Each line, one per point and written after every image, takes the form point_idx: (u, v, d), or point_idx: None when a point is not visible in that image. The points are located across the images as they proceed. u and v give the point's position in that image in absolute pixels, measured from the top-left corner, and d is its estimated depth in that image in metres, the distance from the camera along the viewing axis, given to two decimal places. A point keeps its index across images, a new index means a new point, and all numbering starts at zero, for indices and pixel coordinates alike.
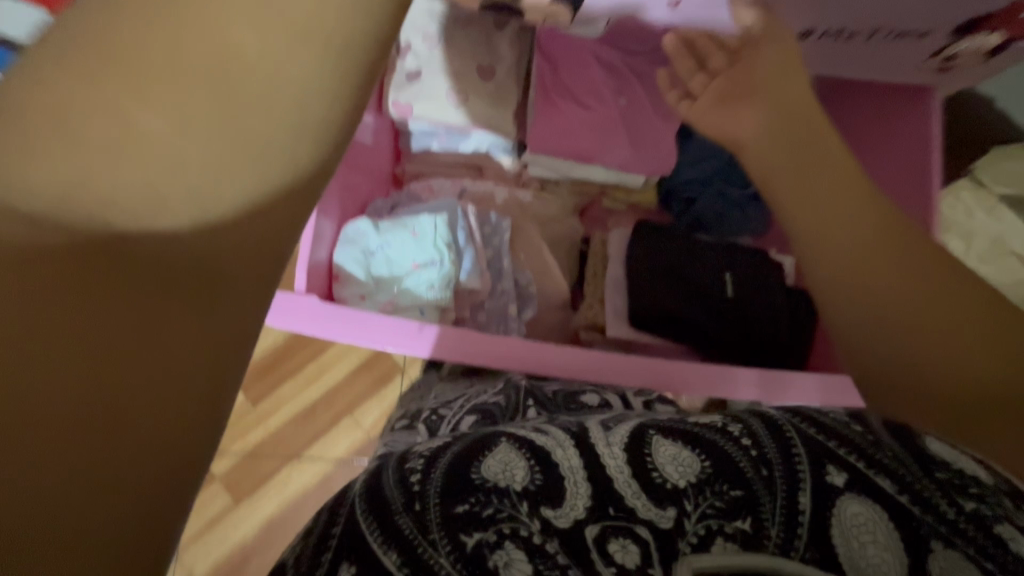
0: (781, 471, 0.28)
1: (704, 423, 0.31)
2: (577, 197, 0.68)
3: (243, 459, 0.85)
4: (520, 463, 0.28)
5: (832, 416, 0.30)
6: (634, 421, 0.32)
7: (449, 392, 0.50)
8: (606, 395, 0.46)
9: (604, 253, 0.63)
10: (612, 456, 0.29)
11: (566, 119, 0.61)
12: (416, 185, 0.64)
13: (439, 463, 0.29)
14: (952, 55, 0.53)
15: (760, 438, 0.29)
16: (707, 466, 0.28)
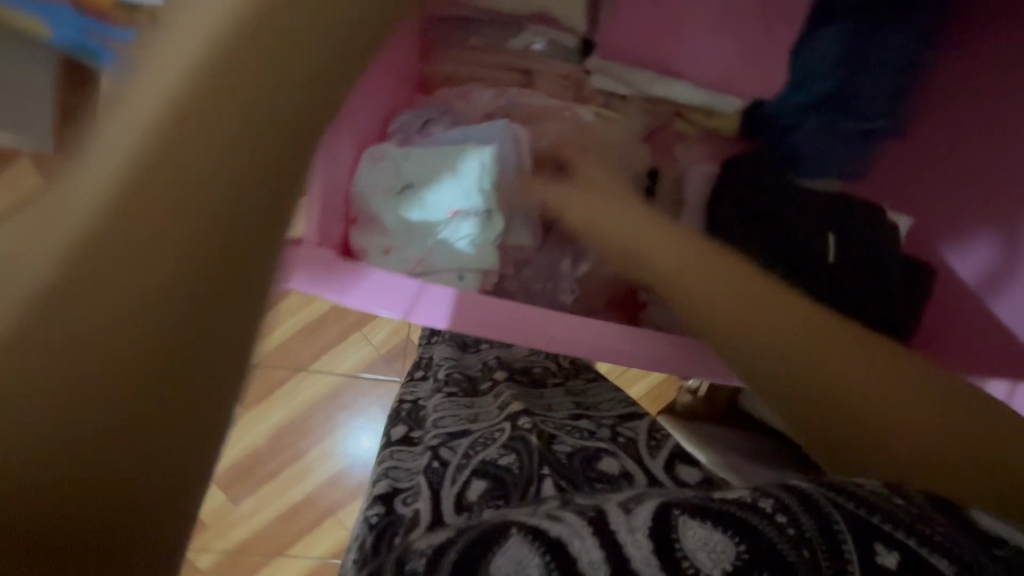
0: (827, 554, 0.29)
1: (732, 501, 0.31)
2: (648, 118, 0.66)
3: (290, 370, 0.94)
4: (533, 559, 0.28)
5: (870, 491, 0.32)
6: (653, 499, 0.32)
7: (456, 424, 0.53)
8: (624, 465, 0.46)
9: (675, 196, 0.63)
10: (637, 545, 0.29)
11: (659, 19, 0.62)
12: (452, 91, 0.64)
13: (444, 560, 0.29)
14: None
15: (797, 515, 0.30)
16: (744, 552, 0.28)
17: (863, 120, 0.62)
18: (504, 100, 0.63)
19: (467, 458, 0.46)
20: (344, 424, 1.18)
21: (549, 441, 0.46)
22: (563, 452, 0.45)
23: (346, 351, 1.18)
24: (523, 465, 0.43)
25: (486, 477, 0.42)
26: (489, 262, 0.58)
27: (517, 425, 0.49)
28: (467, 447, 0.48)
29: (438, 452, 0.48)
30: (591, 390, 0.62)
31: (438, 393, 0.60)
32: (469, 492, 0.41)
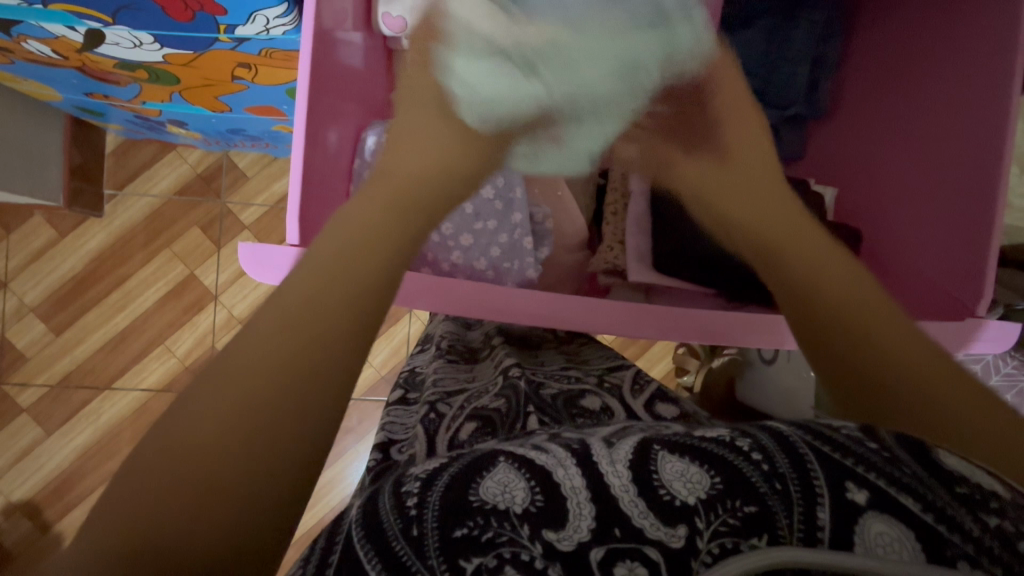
0: (797, 485, 0.31)
1: (717, 442, 0.34)
2: None
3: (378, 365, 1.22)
4: (519, 484, 0.34)
5: (847, 433, 0.33)
6: (638, 437, 0.37)
7: (451, 383, 0.59)
8: (606, 400, 0.52)
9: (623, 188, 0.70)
10: (618, 474, 0.34)
11: None
12: None
13: (437, 485, 0.35)
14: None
15: (772, 454, 0.33)
16: (718, 483, 0.32)
17: (784, 109, 0.76)
18: None
19: (461, 409, 0.53)
20: (353, 448, 1.22)
21: (537, 387, 0.52)
22: (548, 394, 0.52)
23: None
24: (512, 408, 0.50)
25: (477, 419, 0.50)
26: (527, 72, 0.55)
27: (512, 374, 0.54)
28: (463, 400, 0.55)
29: (435, 406, 0.54)
30: (584, 349, 0.66)
31: (440, 359, 0.65)
32: (461, 432, 0.49)
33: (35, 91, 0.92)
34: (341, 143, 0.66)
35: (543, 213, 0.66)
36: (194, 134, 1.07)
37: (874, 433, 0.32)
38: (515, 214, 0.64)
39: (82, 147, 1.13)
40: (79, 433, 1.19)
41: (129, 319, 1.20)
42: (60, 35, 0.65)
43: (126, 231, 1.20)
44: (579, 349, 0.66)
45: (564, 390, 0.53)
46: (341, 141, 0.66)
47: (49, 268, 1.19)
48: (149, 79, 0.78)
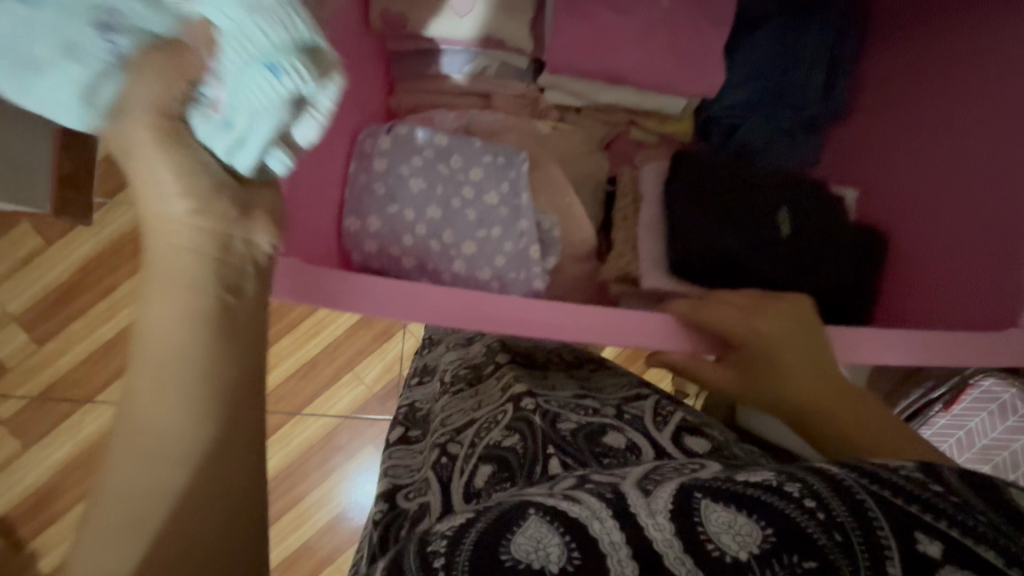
0: (861, 537, 0.30)
1: (761, 487, 0.32)
2: (605, 131, 0.74)
3: (371, 383, 1.18)
4: (553, 539, 0.30)
5: (909, 478, 0.32)
6: (674, 482, 0.34)
7: (461, 419, 0.56)
8: (631, 436, 0.48)
9: (634, 193, 0.69)
10: (659, 527, 0.31)
11: (593, 30, 0.66)
12: (417, 116, 0.67)
13: (464, 544, 0.30)
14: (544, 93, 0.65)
15: (827, 500, 0.31)
16: (771, 535, 0.30)
17: (796, 113, 0.74)
18: (464, 122, 0.67)
19: (473, 448, 0.50)
20: (342, 469, 1.17)
21: (553, 420, 0.48)
22: (566, 429, 0.47)
23: (338, 393, 1.18)
24: (530, 445, 0.46)
25: (493, 461, 0.46)
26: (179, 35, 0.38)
27: (523, 405, 0.50)
28: (474, 436, 0.51)
29: (447, 448, 0.52)
30: (595, 375, 0.62)
31: (449, 395, 0.63)
32: (476, 479, 0.45)
33: None
34: (336, 143, 0.61)
35: (550, 222, 0.63)
36: None
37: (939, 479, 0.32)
38: (521, 220, 0.61)
39: (72, 154, 1.10)
40: (58, 448, 1.15)
41: (114, 331, 1.16)
42: None
43: (115, 241, 1.16)
44: (591, 375, 0.62)
45: (583, 423, 0.49)
46: (337, 139, 0.61)
47: (33, 277, 1.15)
48: None
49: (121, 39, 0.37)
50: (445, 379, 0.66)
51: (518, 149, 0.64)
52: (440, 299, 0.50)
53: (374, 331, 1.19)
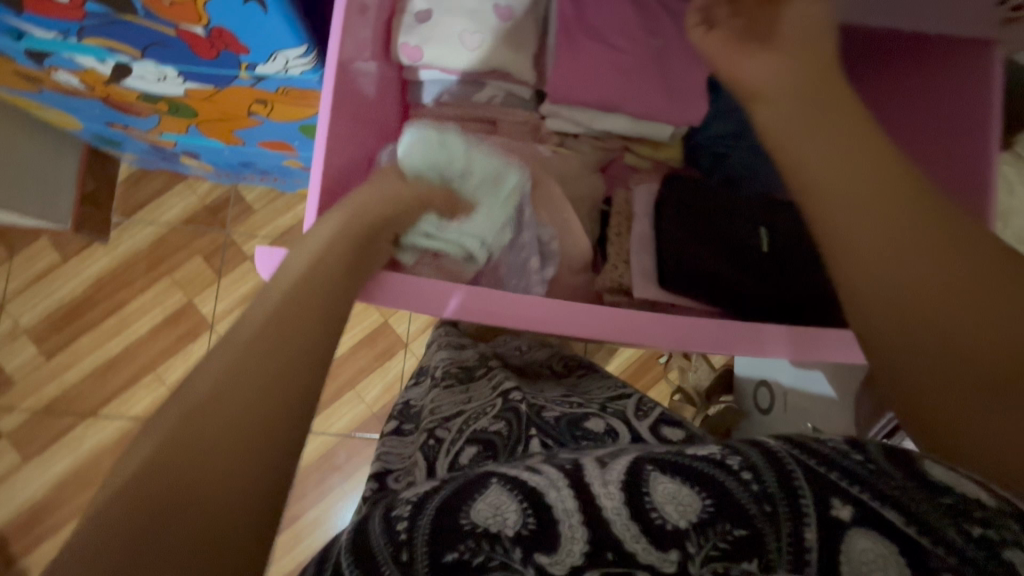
0: (785, 504, 0.33)
1: (706, 459, 0.36)
2: (600, 154, 0.80)
3: (371, 401, 1.20)
4: (509, 508, 0.36)
5: (836, 446, 0.36)
6: (630, 455, 0.38)
7: (445, 407, 0.60)
8: (609, 422, 0.53)
9: (629, 211, 0.73)
10: (609, 496, 0.35)
11: (591, 61, 0.73)
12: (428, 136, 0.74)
13: (426, 510, 0.36)
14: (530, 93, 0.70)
15: (760, 471, 0.35)
16: (709, 504, 0.34)
17: None
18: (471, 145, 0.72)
19: (460, 432, 0.54)
20: (339, 489, 1.18)
21: (539, 411, 0.55)
22: (551, 418, 0.54)
23: (339, 411, 1.20)
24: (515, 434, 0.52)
25: (478, 444, 0.51)
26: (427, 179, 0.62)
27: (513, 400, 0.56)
28: (462, 423, 0.56)
29: (435, 432, 0.56)
30: (584, 381, 0.66)
31: (439, 386, 0.65)
32: (462, 456, 0.50)
33: (57, 120, 0.95)
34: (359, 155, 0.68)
35: (549, 234, 0.69)
36: (204, 166, 1.10)
37: (861, 447, 0.35)
38: (522, 234, 0.68)
39: (94, 174, 1.15)
40: (57, 462, 1.16)
41: (122, 346, 1.19)
42: (89, 67, 0.68)
43: (128, 258, 1.20)
44: (580, 380, 0.67)
45: (567, 412, 0.55)
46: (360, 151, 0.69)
47: (46, 291, 1.18)
48: (167, 111, 0.81)
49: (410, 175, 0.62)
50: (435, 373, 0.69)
51: (522, 170, 0.70)
52: (456, 302, 0.56)
53: (376, 349, 1.22)
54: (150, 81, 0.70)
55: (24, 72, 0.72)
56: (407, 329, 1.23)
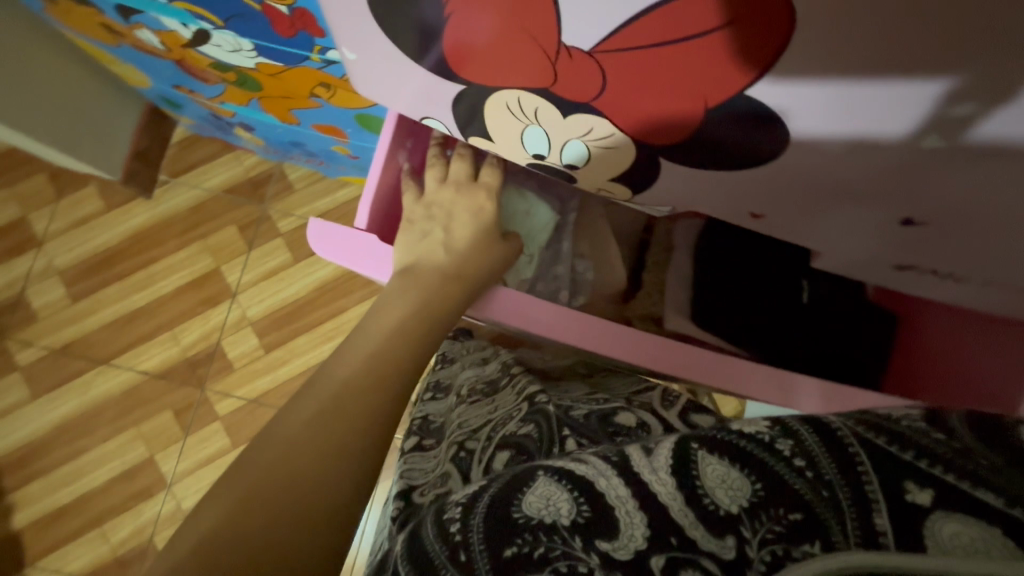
0: (846, 493, 0.41)
1: (761, 449, 0.44)
2: None
3: None
4: (558, 503, 0.44)
5: (913, 428, 0.44)
6: (672, 442, 0.46)
7: (475, 413, 0.63)
8: (638, 416, 0.57)
9: (667, 242, 0.71)
10: (662, 481, 0.44)
11: None
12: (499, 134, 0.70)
13: (475, 517, 0.45)
14: (600, 136, 0.47)
15: (815, 462, 0.43)
16: (760, 490, 0.42)
17: None
18: None
19: (490, 440, 0.57)
20: None
21: (567, 409, 0.58)
22: (579, 415, 0.57)
23: None
24: (546, 431, 0.55)
25: (511, 446, 0.54)
26: (514, 204, 0.67)
27: (539, 403, 0.59)
28: (489, 431, 0.58)
29: (464, 443, 0.58)
30: (609, 380, 0.68)
31: (466, 403, 0.66)
32: (496, 461, 0.53)
33: (128, 75, 0.99)
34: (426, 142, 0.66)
35: (585, 265, 0.70)
36: (255, 140, 1.13)
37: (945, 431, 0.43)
38: (557, 267, 0.70)
39: (152, 132, 1.19)
40: (62, 404, 1.17)
41: (145, 300, 1.21)
42: (172, 29, 0.71)
43: (167, 217, 1.23)
44: (606, 379, 0.69)
45: (595, 410, 0.59)
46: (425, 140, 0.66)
47: (85, 236, 1.22)
48: (235, 82, 0.84)
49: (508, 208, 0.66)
50: (460, 389, 0.70)
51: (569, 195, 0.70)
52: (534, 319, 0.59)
53: None
54: (226, 50, 0.73)
55: (109, 26, 0.76)
56: None
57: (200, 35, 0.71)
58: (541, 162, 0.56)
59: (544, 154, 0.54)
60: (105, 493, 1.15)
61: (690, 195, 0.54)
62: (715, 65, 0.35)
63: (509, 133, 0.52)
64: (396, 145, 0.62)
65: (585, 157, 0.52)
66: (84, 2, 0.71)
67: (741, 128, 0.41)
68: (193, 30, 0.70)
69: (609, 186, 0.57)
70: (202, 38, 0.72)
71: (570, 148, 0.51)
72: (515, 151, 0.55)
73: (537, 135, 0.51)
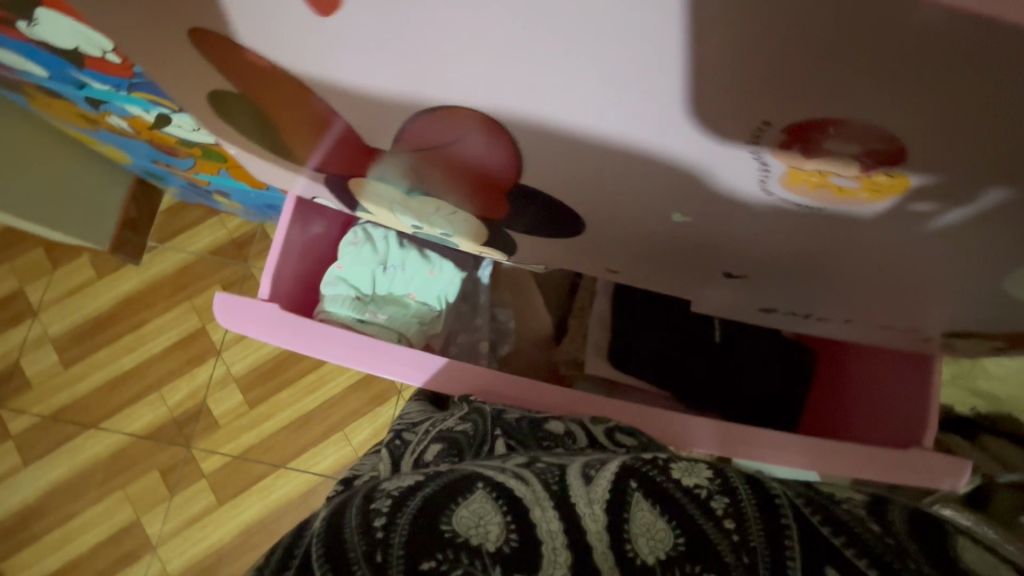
0: (763, 561, 0.41)
1: (693, 506, 0.43)
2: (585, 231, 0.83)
3: (352, 448, 1.21)
4: (492, 524, 0.40)
5: (847, 514, 0.44)
6: (609, 477, 0.45)
7: (415, 416, 0.63)
8: (569, 425, 0.54)
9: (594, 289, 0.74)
10: (593, 517, 0.42)
11: None
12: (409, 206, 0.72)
13: (400, 516, 0.41)
14: (452, 212, 0.54)
15: (745, 529, 0.42)
16: (680, 545, 0.41)
17: None
18: None
19: (425, 434, 0.56)
20: None
21: (501, 411, 0.56)
22: (513, 418, 0.55)
23: (324, 451, 1.21)
24: (478, 432, 0.54)
25: (443, 441, 0.53)
26: (418, 266, 0.68)
27: (478, 404, 0.57)
28: (426, 428, 0.58)
29: (402, 433, 0.58)
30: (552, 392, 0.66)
31: (409, 399, 0.68)
32: (427, 454, 0.53)
33: (110, 154, 1.06)
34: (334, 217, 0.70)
35: (506, 314, 0.74)
36: (234, 204, 1.20)
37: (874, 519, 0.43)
38: (478, 319, 0.72)
39: (138, 202, 1.26)
40: (53, 469, 1.20)
41: (132, 363, 1.25)
42: (136, 115, 0.77)
43: (154, 281, 1.29)
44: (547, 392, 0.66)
45: (529, 415, 0.56)
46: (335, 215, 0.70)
47: (76, 305, 1.27)
48: (200, 155, 0.89)
49: (412, 272, 0.68)
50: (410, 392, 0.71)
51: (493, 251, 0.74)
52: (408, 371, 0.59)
53: (368, 394, 1.23)
54: (186, 130, 0.78)
55: (83, 114, 0.83)
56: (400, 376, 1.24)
57: (163, 119, 0.77)
58: (419, 231, 0.62)
59: (417, 224, 0.60)
60: (91, 558, 1.16)
61: (562, 257, 0.60)
62: (498, 151, 0.41)
63: (379, 208, 0.58)
64: (309, 214, 0.67)
65: (453, 229, 0.59)
66: (57, 96, 0.78)
67: (560, 208, 0.48)
68: (157, 116, 0.76)
69: (487, 249, 0.63)
70: (166, 122, 0.78)
71: (435, 220, 0.57)
72: (392, 221, 0.62)
73: (400, 209, 0.57)
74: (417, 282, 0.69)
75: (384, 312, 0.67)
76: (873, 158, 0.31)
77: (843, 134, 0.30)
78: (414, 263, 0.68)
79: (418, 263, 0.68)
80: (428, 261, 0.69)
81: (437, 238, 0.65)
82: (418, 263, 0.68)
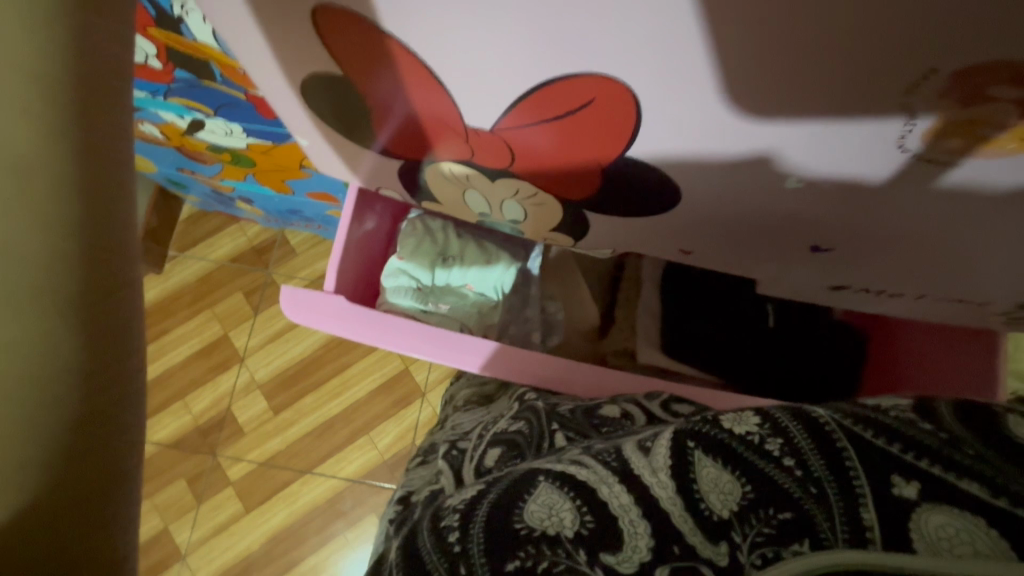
0: (834, 488, 0.38)
1: (752, 452, 0.41)
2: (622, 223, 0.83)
3: (379, 450, 1.21)
4: (563, 512, 0.41)
5: (894, 416, 0.40)
6: (665, 442, 0.44)
7: (464, 423, 0.63)
8: (624, 408, 0.55)
9: (637, 279, 0.74)
10: (662, 485, 0.41)
11: None
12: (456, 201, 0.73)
13: (472, 524, 0.42)
14: (530, 194, 0.56)
15: (804, 459, 0.39)
16: (750, 494, 0.39)
17: None
18: None
19: (481, 439, 0.56)
20: (342, 534, 1.18)
21: (554, 406, 0.57)
22: (566, 410, 0.56)
23: (351, 454, 1.21)
24: (535, 428, 0.54)
25: (501, 444, 0.53)
26: (476, 260, 0.70)
27: (529, 400, 0.58)
28: (480, 433, 0.57)
29: (456, 443, 0.58)
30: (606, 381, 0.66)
31: (460, 410, 0.68)
32: (486, 459, 0.52)
33: (136, 163, 1.06)
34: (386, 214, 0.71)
35: (555, 305, 0.73)
36: (256, 211, 1.20)
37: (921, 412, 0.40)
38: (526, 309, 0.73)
39: (161, 211, 1.27)
40: None
41: (158, 372, 1.25)
42: (170, 121, 0.78)
43: (179, 289, 1.29)
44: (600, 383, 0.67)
45: (581, 405, 0.57)
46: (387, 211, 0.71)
47: None
48: (231, 160, 0.90)
49: (470, 265, 0.70)
50: (459, 399, 0.71)
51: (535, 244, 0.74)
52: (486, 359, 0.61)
53: (394, 396, 1.23)
54: (221, 135, 0.79)
55: None
56: (427, 376, 1.24)
57: (197, 125, 0.77)
58: (487, 217, 0.64)
59: (487, 210, 0.63)
60: None
61: (621, 238, 0.61)
62: (613, 115, 0.41)
63: (453, 195, 0.61)
64: (363, 210, 0.67)
65: (523, 213, 0.61)
66: None
67: (646, 177, 0.49)
68: (191, 122, 0.76)
69: (552, 235, 0.65)
70: (200, 127, 0.78)
71: (509, 203, 0.59)
72: (459, 209, 0.64)
73: (475, 194, 0.59)
74: (472, 274, 0.70)
75: (443, 303, 0.69)
76: (1022, 91, 0.31)
77: (980, 80, 0.31)
78: (472, 257, 0.70)
79: (476, 256, 0.71)
80: (484, 255, 0.71)
81: (499, 226, 0.67)
82: (476, 257, 0.71)
